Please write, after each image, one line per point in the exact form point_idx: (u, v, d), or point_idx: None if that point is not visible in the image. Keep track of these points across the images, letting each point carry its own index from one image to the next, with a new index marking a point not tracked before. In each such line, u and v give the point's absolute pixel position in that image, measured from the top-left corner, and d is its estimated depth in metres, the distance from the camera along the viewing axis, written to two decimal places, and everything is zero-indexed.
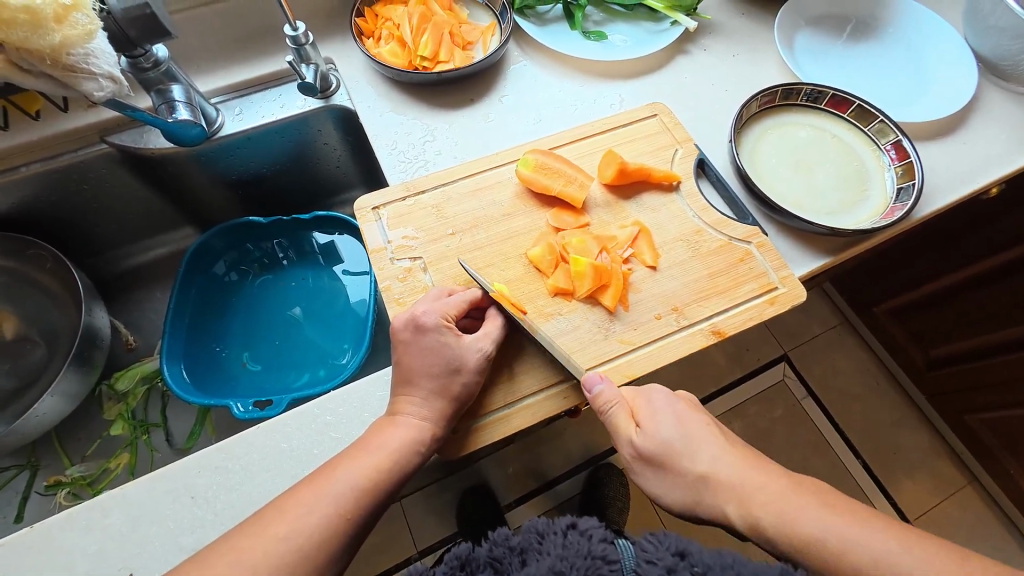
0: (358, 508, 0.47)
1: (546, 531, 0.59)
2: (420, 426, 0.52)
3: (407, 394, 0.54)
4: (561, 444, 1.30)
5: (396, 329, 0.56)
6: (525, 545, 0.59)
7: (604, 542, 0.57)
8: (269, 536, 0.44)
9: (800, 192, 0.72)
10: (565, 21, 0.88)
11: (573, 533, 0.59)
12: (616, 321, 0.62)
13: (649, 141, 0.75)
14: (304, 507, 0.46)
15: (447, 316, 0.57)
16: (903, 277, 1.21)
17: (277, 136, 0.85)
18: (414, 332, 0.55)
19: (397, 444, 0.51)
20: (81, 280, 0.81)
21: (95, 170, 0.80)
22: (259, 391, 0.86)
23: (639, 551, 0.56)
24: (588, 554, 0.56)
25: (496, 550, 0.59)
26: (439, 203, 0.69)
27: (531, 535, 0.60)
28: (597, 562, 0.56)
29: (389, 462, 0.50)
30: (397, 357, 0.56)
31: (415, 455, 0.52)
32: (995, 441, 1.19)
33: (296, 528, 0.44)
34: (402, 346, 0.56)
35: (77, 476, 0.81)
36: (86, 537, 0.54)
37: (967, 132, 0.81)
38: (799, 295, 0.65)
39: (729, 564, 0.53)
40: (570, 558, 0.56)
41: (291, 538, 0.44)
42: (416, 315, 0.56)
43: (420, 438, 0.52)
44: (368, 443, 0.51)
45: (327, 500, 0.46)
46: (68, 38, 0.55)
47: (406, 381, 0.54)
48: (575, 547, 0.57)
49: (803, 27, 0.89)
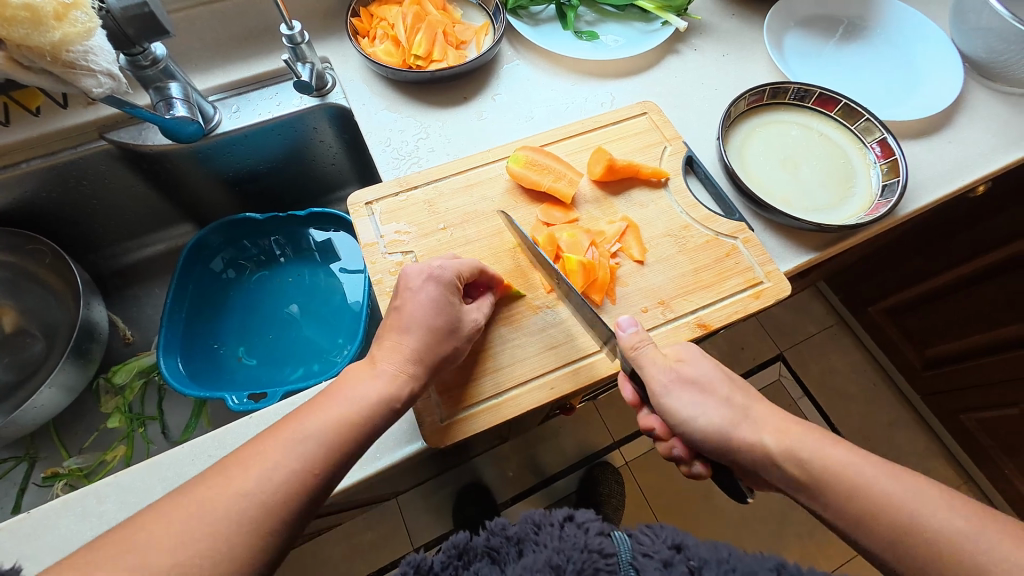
0: (326, 464, 0.45)
1: (543, 523, 0.62)
2: (396, 378, 0.51)
3: (396, 339, 0.53)
4: (556, 441, 1.30)
5: (405, 277, 0.57)
6: (522, 535, 0.62)
7: (601, 535, 0.60)
8: (231, 491, 0.41)
9: (787, 188, 0.73)
10: (558, 21, 0.90)
11: (570, 525, 0.61)
12: (603, 314, 0.64)
13: (638, 139, 0.76)
14: (270, 462, 0.43)
15: (460, 276, 0.58)
16: (897, 276, 1.22)
17: (273, 133, 0.86)
18: (424, 281, 0.56)
19: (371, 396, 0.49)
20: (80, 275, 0.83)
21: (95, 167, 0.81)
22: (253, 385, 0.87)
23: (636, 545, 0.58)
24: (585, 547, 0.58)
25: (493, 539, 0.62)
26: (431, 198, 0.70)
27: (528, 525, 0.63)
28: (594, 554, 0.58)
29: (357, 416, 0.48)
30: (400, 304, 0.55)
31: (388, 412, 0.50)
32: (988, 440, 1.20)
33: (262, 482, 0.42)
34: (408, 293, 0.56)
35: (74, 467, 0.82)
36: (81, 523, 0.55)
37: (953, 131, 0.83)
38: (783, 290, 0.66)
39: (726, 559, 0.54)
40: (566, 550, 0.58)
41: (253, 493, 0.41)
42: (431, 268, 0.57)
43: (394, 394, 0.50)
44: (340, 394, 0.49)
45: (294, 455, 0.44)
46: (67, 36, 0.57)
47: (400, 328, 0.53)
48: (571, 539, 0.60)
49: (793, 27, 0.91)
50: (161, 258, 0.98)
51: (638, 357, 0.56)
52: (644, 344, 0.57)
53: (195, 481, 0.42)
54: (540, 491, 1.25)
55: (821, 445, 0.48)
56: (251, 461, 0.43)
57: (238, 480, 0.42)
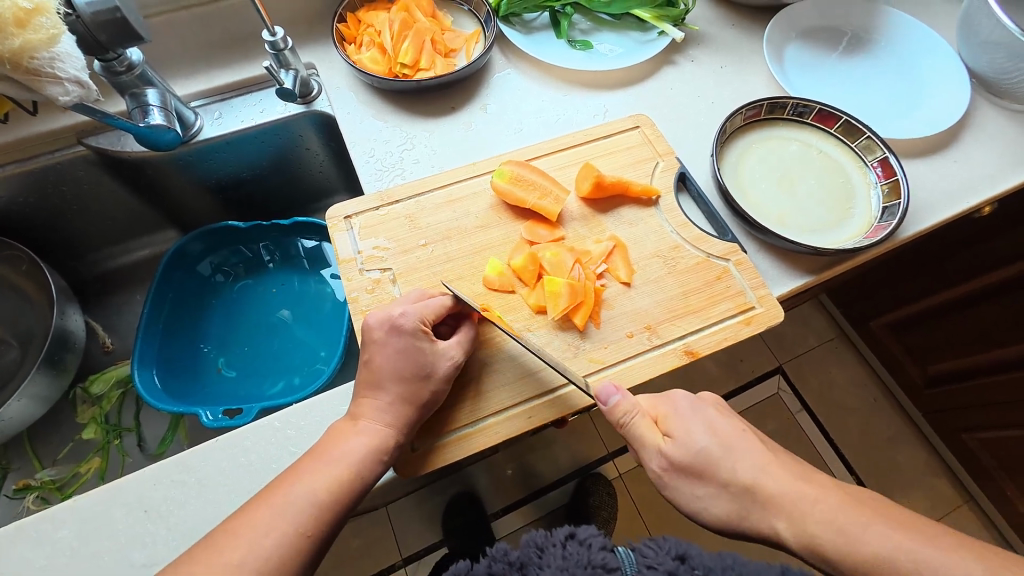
0: (319, 525, 0.46)
1: (546, 544, 0.55)
2: (381, 432, 0.51)
3: (372, 395, 0.52)
4: (550, 452, 1.27)
5: (369, 325, 0.55)
6: (525, 560, 0.54)
7: (604, 550, 0.53)
8: (221, 563, 0.42)
9: (784, 207, 0.71)
10: (552, 29, 0.87)
11: (572, 543, 0.54)
12: (586, 339, 0.61)
13: (630, 153, 0.74)
14: (261, 529, 0.44)
15: (424, 320, 0.55)
16: (896, 295, 1.19)
17: (257, 140, 0.84)
18: (388, 331, 0.54)
19: (359, 453, 0.50)
20: (54, 282, 0.81)
21: (72, 173, 0.80)
22: (231, 398, 0.85)
23: (640, 557, 0.53)
24: (589, 563, 0.52)
25: (495, 566, 0.53)
26: (412, 213, 0.68)
27: (530, 549, 0.55)
28: (597, 571, 0.52)
29: (346, 472, 0.49)
30: (369, 356, 0.54)
31: (377, 465, 0.50)
32: (992, 462, 1.16)
33: (252, 551, 0.43)
34: (374, 344, 0.54)
35: (47, 480, 0.79)
36: (37, 550, 0.53)
37: (959, 150, 0.79)
38: (776, 316, 0.63)
39: (730, 565, 0.51)
40: (570, 569, 0.52)
41: (246, 562, 0.43)
42: (394, 316, 0.54)
43: (382, 447, 0.51)
44: (327, 454, 0.49)
45: (284, 518, 0.45)
46: (29, 42, 0.56)
47: (373, 384, 0.53)
48: (574, 556, 0.53)
49: (794, 39, 0.88)
50: (145, 263, 0.95)
51: (629, 431, 0.54)
52: (633, 413, 0.53)
53: (184, 557, 0.43)
54: (531, 503, 1.21)
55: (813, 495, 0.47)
56: (241, 528, 0.44)
57: (227, 549, 0.43)
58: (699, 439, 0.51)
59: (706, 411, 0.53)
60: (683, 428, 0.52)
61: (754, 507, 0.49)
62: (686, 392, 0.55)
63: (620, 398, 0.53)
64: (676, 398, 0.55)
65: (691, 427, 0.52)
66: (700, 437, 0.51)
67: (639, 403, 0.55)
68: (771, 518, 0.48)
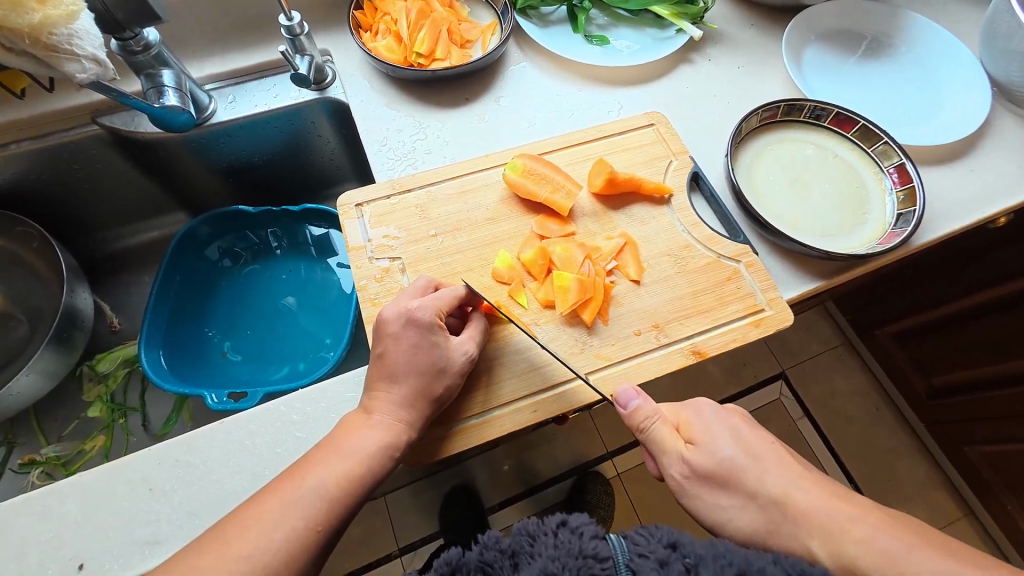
0: (328, 519, 0.46)
1: (537, 533, 0.47)
2: (393, 427, 0.51)
3: (386, 387, 0.52)
4: (551, 449, 1.26)
5: (384, 317, 0.54)
6: (517, 548, 0.48)
7: (596, 539, 0.45)
8: (228, 555, 0.42)
9: (797, 211, 0.70)
10: (568, 23, 0.87)
11: (564, 532, 0.46)
12: (594, 336, 0.61)
13: (644, 151, 0.73)
14: (269, 522, 0.44)
15: (440, 312, 0.55)
16: (906, 302, 1.18)
17: (270, 125, 0.84)
18: (404, 322, 0.53)
19: (370, 447, 0.50)
20: (65, 259, 0.81)
21: (85, 151, 0.80)
22: (235, 382, 0.86)
23: (631, 545, 0.45)
24: (579, 553, 0.45)
25: (487, 554, 0.48)
26: (423, 203, 0.68)
27: (522, 537, 0.48)
28: (588, 561, 0.44)
29: (356, 466, 0.49)
30: (382, 349, 0.53)
31: (389, 460, 0.50)
32: (994, 476, 1.15)
33: (261, 545, 0.43)
34: (388, 338, 0.53)
35: (52, 455, 0.80)
36: (41, 524, 0.53)
37: (978, 159, 0.78)
38: (786, 319, 0.63)
39: (722, 554, 0.42)
40: (560, 561, 0.45)
41: (254, 556, 0.43)
42: (411, 308, 0.54)
43: (393, 442, 0.51)
44: (338, 447, 0.49)
45: (294, 512, 0.45)
46: (49, 18, 0.56)
47: (387, 374, 0.53)
48: (566, 546, 0.46)
49: (813, 41, 0.87)
50: (154, 245, 0.96)
51: (648, 435, 0.55)
52: (653, 419, 0.54)
53: (192, 548, 0.43)
54: (527, 499, 1.21)
55: (826, 506, 0.46)
56: (250, 521, 0.44)
57: (236, 542, 0.43)
58: (723, 447, 0.51)
59: (731, 418, 0.53)
60: (704, 433, 0.53)
61: (777, 508, 0.48)
62: (712, 400, 0.55)
63: (638, 402, 0.53)
64: (702, 407, 0.55)
65: (714, 433, 0.52)
66: (726, 446, 0.51)
67: (661, 411, 0.56)
68: (786, 528, 0.47)
